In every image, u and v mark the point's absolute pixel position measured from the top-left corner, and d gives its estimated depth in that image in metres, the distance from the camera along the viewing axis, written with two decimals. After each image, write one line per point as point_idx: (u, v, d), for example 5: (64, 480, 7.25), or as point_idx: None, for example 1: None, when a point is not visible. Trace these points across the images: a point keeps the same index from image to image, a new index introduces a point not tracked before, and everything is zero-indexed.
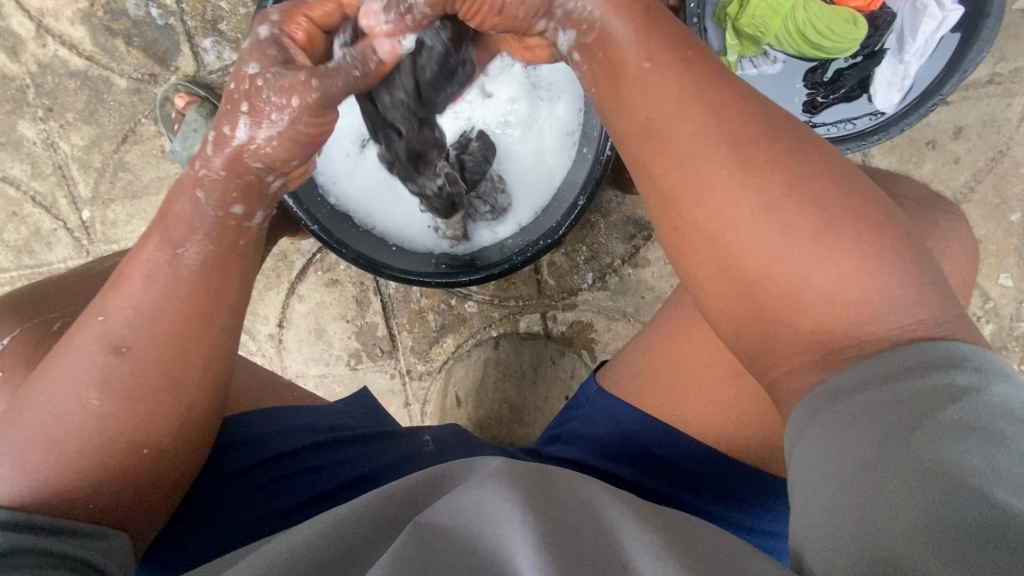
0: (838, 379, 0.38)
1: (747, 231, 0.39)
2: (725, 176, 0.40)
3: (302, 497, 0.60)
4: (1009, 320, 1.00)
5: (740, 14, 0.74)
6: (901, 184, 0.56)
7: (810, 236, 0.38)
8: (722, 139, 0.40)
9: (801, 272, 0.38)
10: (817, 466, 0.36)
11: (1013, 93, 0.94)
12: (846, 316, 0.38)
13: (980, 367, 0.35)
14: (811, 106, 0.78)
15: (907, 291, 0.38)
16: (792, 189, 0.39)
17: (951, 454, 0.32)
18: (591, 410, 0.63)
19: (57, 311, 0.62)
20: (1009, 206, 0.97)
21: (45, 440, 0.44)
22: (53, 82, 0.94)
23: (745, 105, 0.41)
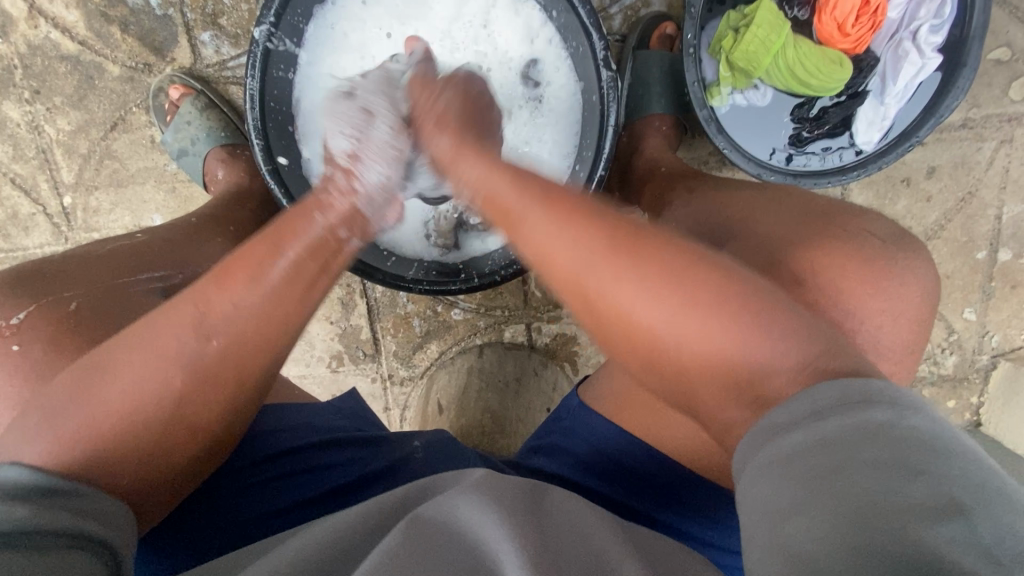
0: (762, 428, 0.40)
1: (637, 310, 0.44)
2: (593, 259, 0.45)
3: (292, 497, 0.59)
4: (971, 352, 1.04)
5: (734, 48, 0.76)
6: (877, 221, 0.59)
7: (698, 308, 0.43)
8: (575, 232, 0.47)
9: (699, 339, 0.43)
10: (761, 514, 0.36)
11: (983, 137, 0.99)
12: (729, 366, 0.42)
13: (894, 403, 0.36)
14: (797, 140, 0.82)
15: (765, 344, 0.42)
16: (673, 263, 0.45)
17: (875, 495, 0.33)
18: (577, 428, 0.64)
19: (67, 288, 0.60)
20: (974, 244, 1.02)
21: (98, 416, 0.45)
22: (43, 65, 0.92)
23: (596, 213, 0.48)
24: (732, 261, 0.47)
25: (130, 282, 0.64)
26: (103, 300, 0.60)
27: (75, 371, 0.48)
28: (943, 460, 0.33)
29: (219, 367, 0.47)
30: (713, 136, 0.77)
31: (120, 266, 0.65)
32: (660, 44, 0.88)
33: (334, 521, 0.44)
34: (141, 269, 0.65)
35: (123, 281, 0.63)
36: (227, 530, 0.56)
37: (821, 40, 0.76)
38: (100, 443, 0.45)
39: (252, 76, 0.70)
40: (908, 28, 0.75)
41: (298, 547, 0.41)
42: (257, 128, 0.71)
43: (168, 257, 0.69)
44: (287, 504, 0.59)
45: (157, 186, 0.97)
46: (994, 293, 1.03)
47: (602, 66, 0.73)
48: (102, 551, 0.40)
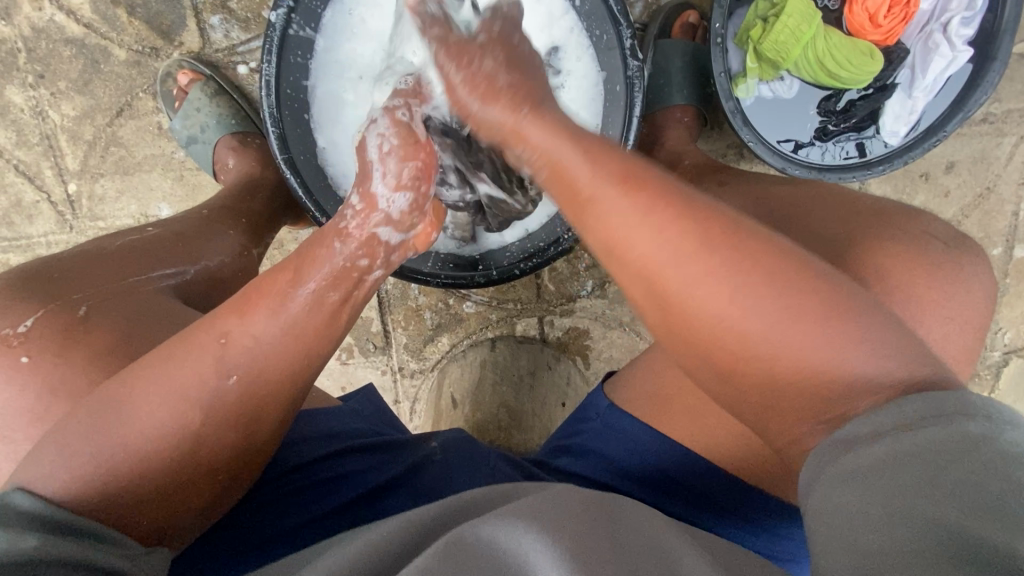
0: (840, 438, 0.39)
1: (731, 323, 0.41)
2: (683, 263, 0.42)
3: (315, 509, 0.58)
4: (984, 350, 1.04)
5: (763, 38, 0.74)
6: (927, 221, 0.57)
7: (800, 314, 0.41)
8: (677, 228, 0.42)
9: (788, 347, 0.41)
10: (833, 516, 0.37)
11: (1004, 132, 0.98)
12: (821, 382, 0.41)
13: (989, 416, 0.36)
14: (822, 134, 0.80)
15: (864, 356, 0.40)
16: (773, 268, 0.42)
17: (963, 507, 0.32)
18: (602, 423, 0.64)
19: (75, 290, 0.58)
20: (991, 241, 1.01)
21: (113, 451, 0.44)
22: (46, 48, 0.89)
23: (692, 200, 0.44)
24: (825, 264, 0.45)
25: (139, 282, 0.62)
26: (112, 301, 0.58)
27: (87, 408, 0.46)
28: None
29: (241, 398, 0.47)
30: (740, 129, 0.75)
31: (128, 266, 0.63)
32: (682, 33, 0.87)
33: (377, 529, 0.43)
34: (148, 269, 0.64)
35: (134, 282, 0.61)
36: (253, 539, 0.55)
37: (851, 30, 0.75)
38: (112, 476, 0.44)
39: (268, 60, 0.68)
40: (940, 19, 0.74)
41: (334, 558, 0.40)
42: (273, 116, 0.69)
43: (176, 254, 0.67)
44: (317, 513, 0.58)
45: (165, 174, 0.95)
46: (1008, 289, 1.02)
47: (630, 56, 0.71)
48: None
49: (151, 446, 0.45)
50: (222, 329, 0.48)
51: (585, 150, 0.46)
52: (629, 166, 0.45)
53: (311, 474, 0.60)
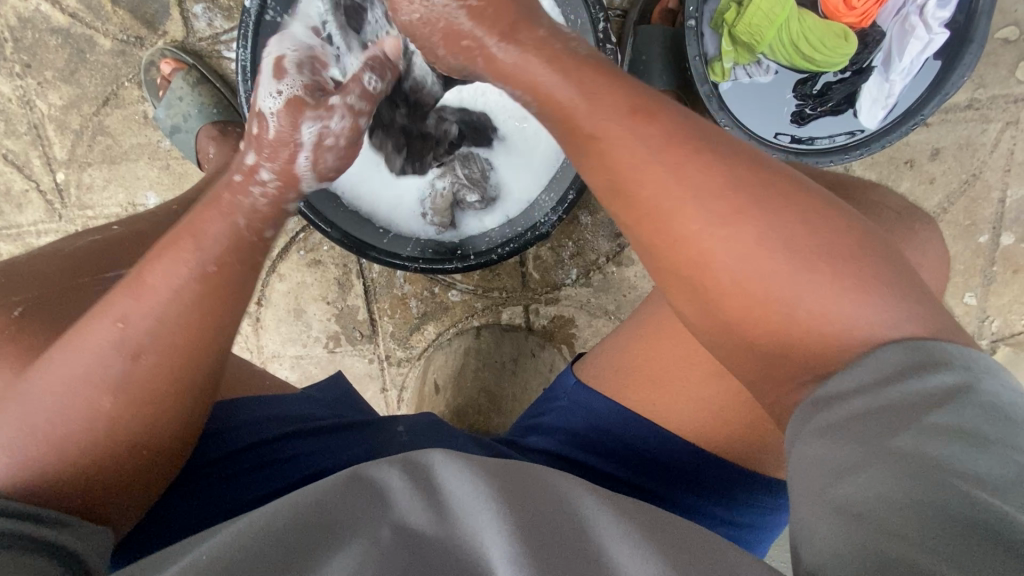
0: (822, 390, 0.39)
1: (747, 272, 0.40)
2: (696, 205, 0.41)
3: (277, 484, 0.60)
4: (971, 337, 1.04)
5: (737, 21, 0.74)
6: (881, 192, 0.58)
7: (817, 257, 0.40)
8: (699, 171, 0.41)
9: (795, 294, 0.39)
10: (812, 472, 0.36)
11: (989, 118, 0.97)
12: (825, 334, 0.40)
13: (964, 366, 0.37)
14: (799, 118, 0.80)
15: (884, 308, 0.39)
16: (786, 211, 0.41)
17: (936, 456, 0.33)
18: (571, 402, 0.64)
19: (21, 290, 0.57)
20: (977, 228, 1.01)
21: (32, 441, 0.44)
22: (33, 38, 0.91)
23: (715, 148, 0.43)
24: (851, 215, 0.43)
25: (95, 280, 0.61)
26: (63, 300, 0.58)
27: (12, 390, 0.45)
28: (1011, 422, 0.33)
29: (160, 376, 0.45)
30: (716, 113, 0.76)
31: (83, 266, 0.62)
32: (661, 19, 0.87)
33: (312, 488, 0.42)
34: (103, 267, 0.63)
35: (86, 281, 0.61)
36: (210, 513, 0.57)
37: (826, 14, 0.75)
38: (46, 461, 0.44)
39: (244, 45, 0.69)
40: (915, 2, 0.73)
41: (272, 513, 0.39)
42: (249, 101, 0.70)
43: (133, 252, 0.66)
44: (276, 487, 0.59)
45: (151, 162, 0.96)
46: (995, 276, 1.02)
47: (603, 39, 0.72)
48: (69, 559, 0.41)
49: (70, 437, 0.44)
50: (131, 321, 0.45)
51: (584, 88, 0.46)
52: (633, 105, 0.44)
53: (271, 453, 0.61)
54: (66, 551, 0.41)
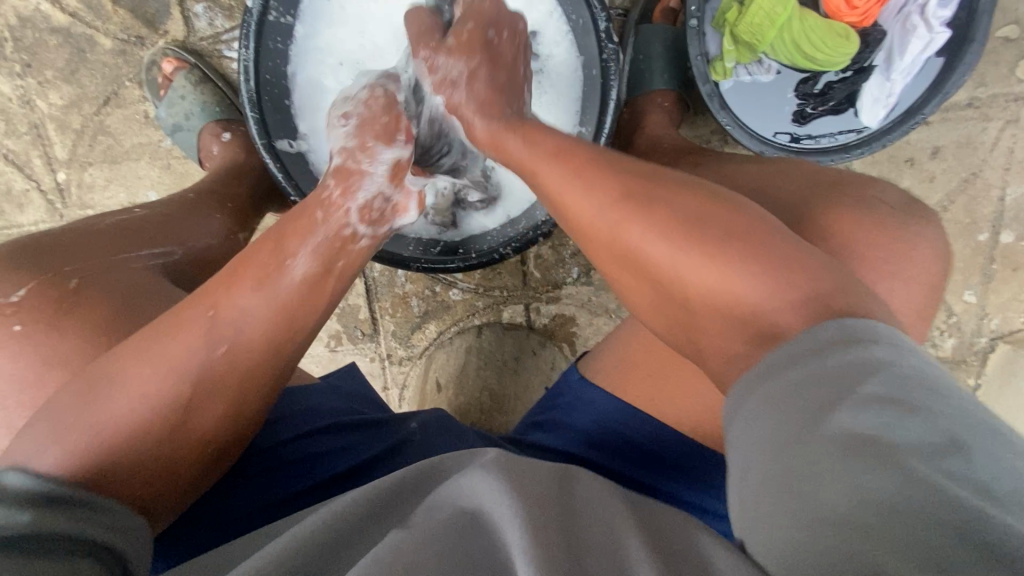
0: (750, 376, 0.39)
1: (653, 247, 0.44)
2: (606, 205, 0.47)
3: (291, 486, 0.59)
4: (970, 335, 1.04)
5: (738, 20, 0.75)
6: (880, 188, 0.58)
7: (714, 241, 0.42)
8: (596, 175, 0.49)
9: (706, 275, 0.42)
10: (756, 463, 0.36)
11: (989, 117, 0.98)
12: (748, 315, 0.41)
13: (887, 340, 0.36)
14: (800, 117, 0.80)
15: (779, 285, 0.41)
16: (685, 206, 0.45)
17: (883, 442, 0.32)
18: (576, 399, 0.64)
19: (69, 262, 0.59)
20: (977, 226, 1.01)
21: (108, 422, 0.45)
22: (33, 37, 0.90)
23: (609, 158, 0.50)
24: (768, 222, 0.45)
25: (132, 257, 0.63)
26: (105, 274, 0.59)
27: (78, 385, 0.47)
28: (935, 396, 0.34)
29: (228, 379, 0.48)
30: (716, 112, 0.76)
31: (120, 241, 0.64)
32: (663, 18, 0.87)
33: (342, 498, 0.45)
34: (141, 245, 0.65)
35: (124, 257, 0.62)
36: (222, 516, 0.56)
37: (828, 13, 0.75)
38: (107, 448, 0.45)
39: (246, 46, 0.69)
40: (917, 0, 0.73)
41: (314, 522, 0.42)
42: (252, 101, 0.70)
43: (172, 232, 0.68)
44: (293, 490, 0.59)
45: (152, 162, 0.96)
46: (994, 275, 1.02)
47: (605, 39, 0.72)
48: (111, 561, 0.40)
49: (140, 425, 0.46)
50: (215, 315, 0.48)
51: (531, 154, 0.54)
52: (559, 150, 0.52)
53: (284, 453, 0.61)
54: (105, 550, 0.40)
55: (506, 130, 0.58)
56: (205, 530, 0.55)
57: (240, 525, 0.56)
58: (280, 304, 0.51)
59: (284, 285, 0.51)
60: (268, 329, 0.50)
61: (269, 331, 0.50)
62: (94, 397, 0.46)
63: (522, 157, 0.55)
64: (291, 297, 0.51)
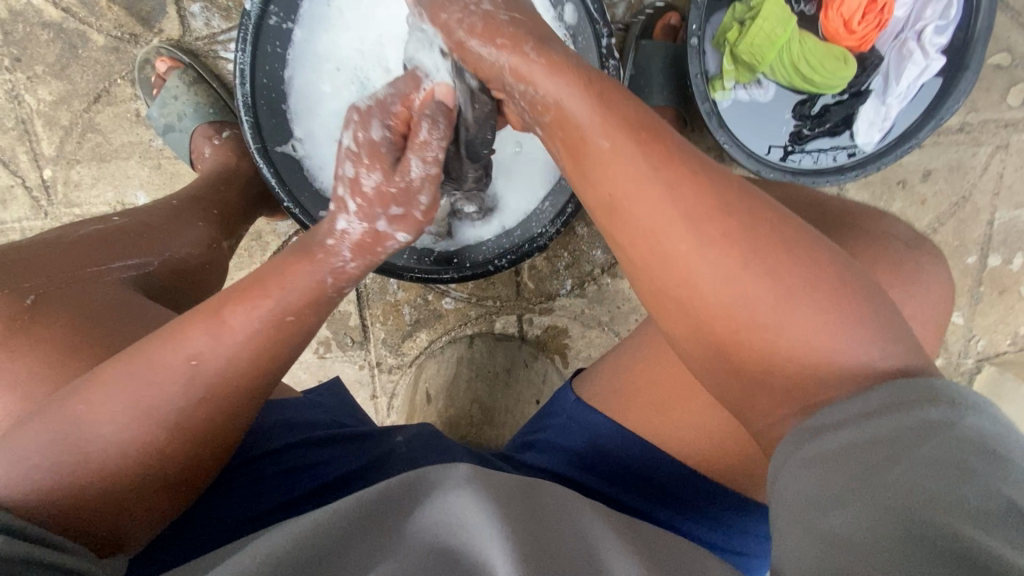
0: (810, 423, 0.40)
1: (721, 282, 0.41)
2: (679, 224, 0.42)
3: (273, 499, 0.58)
4: (956, 356, 1.06)
5: (738, 41, 0.75)
6: (890, 222, 0.59)
7: (799, 287, 0.41)
8: (693, 187, 0.43)
9: (768, 323, 0.41)
10: (795, 502, 0.37)
11: (980, 142, 0.99)
12: (810, 364, 0.41)
13: (952, 402, 0.37)
14: (797, 138, 0.81)
15: (871, 348, 0.41)
16: (781, 245, 0.42)
17: (924, 491, 0.33)
18: (569, 419, 0.64)
19: (30, 279, 0.57)
20: (966, 249, 1.02)
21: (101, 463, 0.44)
22: (23, 31, 0.89)
23: (712, 178, 0.43)
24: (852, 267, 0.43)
25: (101, 271, 0.61)
26: (73, 293, 0.57)
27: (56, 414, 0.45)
28: (998, 460, 0.33)
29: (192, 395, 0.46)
30: (715, 130, 0.76)
31: (90, 254, 0.62)
32: (663, 35, 0.87)
33: (324, 509, 0.43)
34: (112, 257, 0.63)
35: (94, 272, 0.60)
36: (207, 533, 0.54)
37: (827, 36, 0.75)
38: (78, 472, 0.44)
39: (242, 49, 0.68)
40: (913, 27, 0.74)
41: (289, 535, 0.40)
42: (247, 105, 0.69)
43: (146, 245, 0.66)
44: (275, 505, 0.57)
45: (142, 161, 0.94)
46: (981, 297, 1.04)
47: (606, 55, 0.72)
48: None
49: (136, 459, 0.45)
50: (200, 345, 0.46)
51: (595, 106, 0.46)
52: (638, 122, 0.45)
53: (267, 467, 0.60)
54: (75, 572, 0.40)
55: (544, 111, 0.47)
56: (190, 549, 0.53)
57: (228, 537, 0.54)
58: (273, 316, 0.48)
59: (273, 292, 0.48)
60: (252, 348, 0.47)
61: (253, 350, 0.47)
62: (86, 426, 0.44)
63: (555, 109, 0.47)
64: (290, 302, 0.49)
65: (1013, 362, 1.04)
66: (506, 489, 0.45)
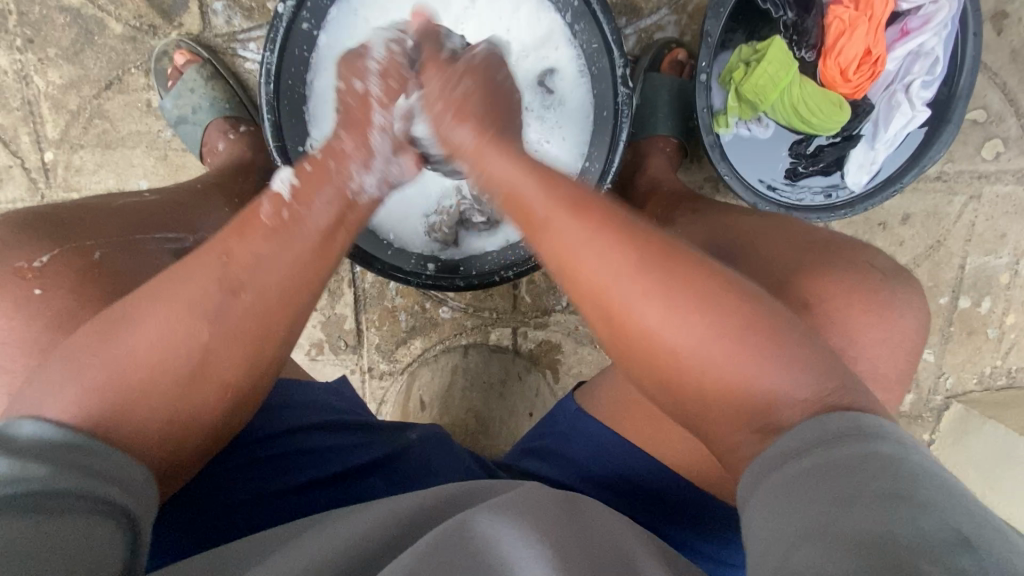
0: (769, 449, 0.43)
1: (648, 318, 0.46)
2: (631, 286, 0.46)
3: (284, 482, 0.59)
4: (927, 392, 1.11)
5: (743, 81, 0.80)
6: (870, 253, 0.62)
7: (718, 334, 0.44)
8: (629, 252, 0.46)
9: (722, 367, 0.44)
10: (764, 524, 0.39)
11: (955, 191, 1.06)
12: (750, 403, 0.44)
13: (898, 441, 0.40)
14: (792, 174, 0.86)
15: (801, 375, 0.44)
16: (707, 291, 0.46)
17: (880, 521, 0.34)
18: (570, 430, 0.66)
19: (86, 237, 0.57)
20: (939, 290, 1.08)
21: (129, 384, 0.44)
22: (40, 14, 0.89)
23: (640, 231, 0.48)
24: (780, 310, 0.47)
25: (147, 239, 0.61)
26: (123, 256, 0.57)
27: (95, 325, 0.46)
28: (941, 495, 0.36)
29: (232, 345, 0.46)
30: (717, 162, 0.80)
31: (134, 222, 0.62)
32: (671, 68, 0.91)
33: (373, 514, 0.45)
34: (157, 227, 0.63)
35: (137, 239, 0.60)
36: (224, 508, 0.55)
37: (824, 82, 0.80)
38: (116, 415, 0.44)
39: (270, 49, 0.70)
40: (902, 80, 0.80)
41: (339, 537, 0.41)
42: (269, 103, 0.71)
43: (183, 220, 0.67)
44: (285, 485, 0.58)
45: (148, 151, 0.94)
46: (951, 337, 1.09)
47: (620, 84, 0.76)
48: (116, 517, 0.39)
49: (160, 379, 0.45)
50: (233, 268, 0.47)
51: (541, 187, 0.51)
52: (574, 200, 0.49)
53: (279, 448, 0.60)
54: (112, 506, 0.39)
55: (520, 175, 0.52)
56: (196, 527, 0.53)
57: (234, 521, 0.55)
58: (303, 272, 0.50)
59: (304, 243, 0.50)
60: (283, 298, 0.48)
61: (283, 304, 0.48)
62: (119, 338, 0.45)
63: (524, 196, 0.51)
64: (312, 266, 0.50)
65: (979, 402, 1.09)
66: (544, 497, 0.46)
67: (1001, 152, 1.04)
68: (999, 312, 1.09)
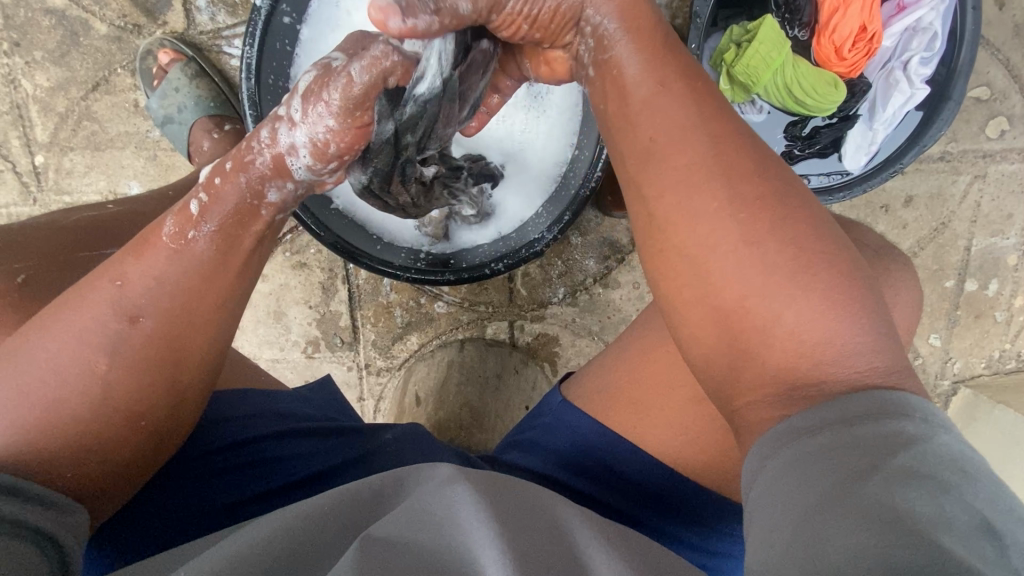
0: (788, 424, 0.40)
1: (714, 236, 0.43)
2: (708, 198, 0.44)
3: (251, 488, 0.58)
4: (934, 377, 1.08)
5: (736, 62, 0.78)
6: (859, 230, 0.61)
7: (788, 271, 0.42)
8: (728, 174, 0.44)
9: (783, 306, 0.41)
10: (773, 502, 0.37)
11: (959, 171, 1.03)
12: (810, 365, 0.41)
13: (924, 418, 0.37)
14: (788, 157, 0.83)
15: (876, 351, 0.41)
16: (797, 238, 0.43)
17: (901, 504, 0.32)
18: (557, 421, 0.64)
19: (21, 258, 0.57)
20: (944, 273, 1.06)
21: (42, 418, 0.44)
22: (25, 16, 0.88)
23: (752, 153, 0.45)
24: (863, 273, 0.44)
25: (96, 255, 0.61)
26: (56, 274, 0.57)
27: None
28: (965, 476, 0.34)
29: (145, 356, 0.46)
30: None
31: (76, 239, 0.61)
32: None
33: (305, 504, 0.44)
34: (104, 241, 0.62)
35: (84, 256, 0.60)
36: (187, 520, 0.55)
37: (819, 61, 0.78)
38: (38, 433, 0.44)
39: (249, 43, 0.69)
40: (900, 58, 0.78)
41: (266, 530, 0.40)
42: (250, 99, 0.70)
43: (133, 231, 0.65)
44: (245, 495, 0.57)
45: (137, 152, 0.93)
46: (958, 321, 1.07)
47: None
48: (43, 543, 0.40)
49: (74, 406, 0.45)
50: (128, 290, 0.47)
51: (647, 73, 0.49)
52: (701, 91, 0.48)
53: (253, 453, 0.60)
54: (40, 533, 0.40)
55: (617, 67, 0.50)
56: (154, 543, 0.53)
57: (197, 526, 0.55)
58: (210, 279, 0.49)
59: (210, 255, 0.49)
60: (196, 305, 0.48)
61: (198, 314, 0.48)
62: (26, 371, 0.45)
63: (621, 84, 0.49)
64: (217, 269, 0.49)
65: (987, 386, 1.07)
66: (475, 481, 0.46)
67: (1006, 130, 1.01)
68: (1006, 295, 1.06)
